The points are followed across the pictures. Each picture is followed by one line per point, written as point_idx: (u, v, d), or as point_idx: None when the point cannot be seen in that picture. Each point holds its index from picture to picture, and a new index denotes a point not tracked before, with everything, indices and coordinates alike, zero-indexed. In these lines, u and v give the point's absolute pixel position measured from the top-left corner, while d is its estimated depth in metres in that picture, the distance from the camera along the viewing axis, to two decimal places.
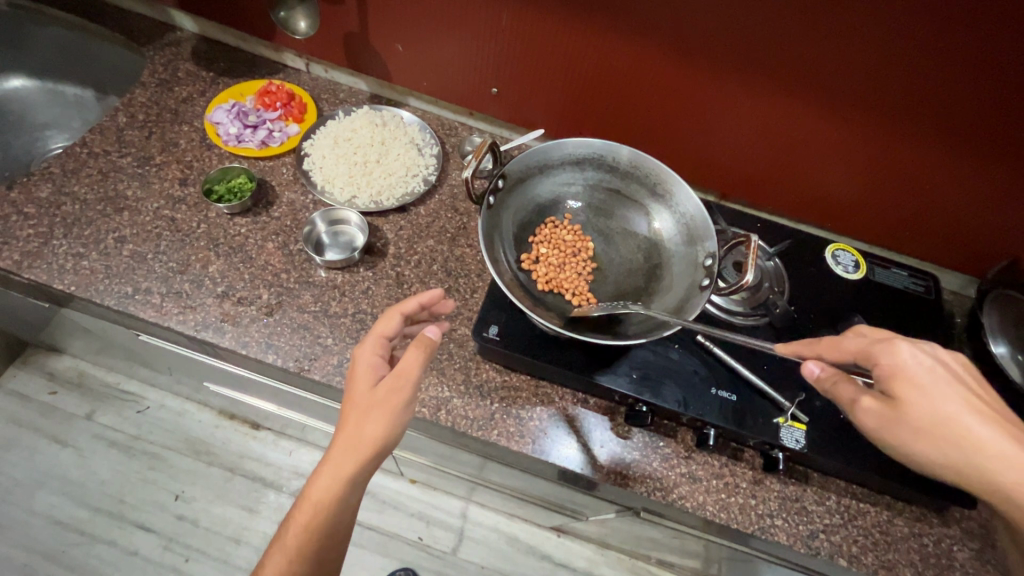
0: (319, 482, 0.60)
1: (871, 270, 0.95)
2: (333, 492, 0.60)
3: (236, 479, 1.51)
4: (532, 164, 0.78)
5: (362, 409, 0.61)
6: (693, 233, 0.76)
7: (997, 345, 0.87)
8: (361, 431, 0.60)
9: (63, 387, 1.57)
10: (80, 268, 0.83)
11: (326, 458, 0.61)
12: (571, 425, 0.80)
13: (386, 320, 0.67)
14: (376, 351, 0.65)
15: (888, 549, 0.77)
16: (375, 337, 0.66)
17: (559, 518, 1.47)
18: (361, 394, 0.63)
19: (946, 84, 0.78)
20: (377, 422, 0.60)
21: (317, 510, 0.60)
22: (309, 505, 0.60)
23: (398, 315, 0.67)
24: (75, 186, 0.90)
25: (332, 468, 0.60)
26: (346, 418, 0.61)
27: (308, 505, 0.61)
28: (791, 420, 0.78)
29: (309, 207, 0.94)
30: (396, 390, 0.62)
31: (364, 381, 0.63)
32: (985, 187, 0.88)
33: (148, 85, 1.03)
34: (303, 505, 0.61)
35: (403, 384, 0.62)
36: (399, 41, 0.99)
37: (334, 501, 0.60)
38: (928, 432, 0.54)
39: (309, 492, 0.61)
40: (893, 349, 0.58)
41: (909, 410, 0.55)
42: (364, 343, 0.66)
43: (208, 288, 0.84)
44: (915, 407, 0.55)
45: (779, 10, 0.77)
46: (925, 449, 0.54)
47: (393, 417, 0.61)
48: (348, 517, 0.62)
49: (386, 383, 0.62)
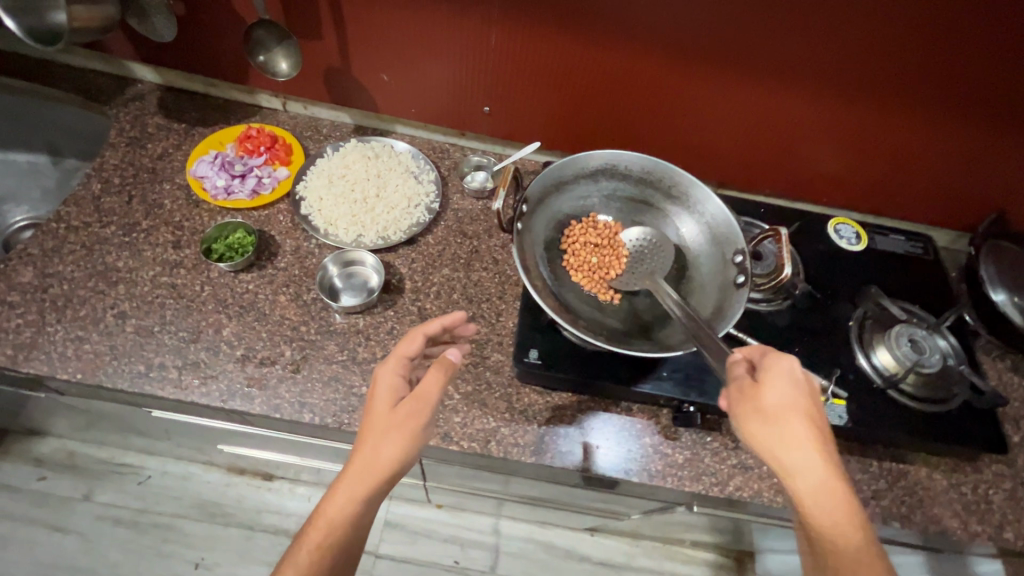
0: (333, 500, 0.58)
1: (872, 239, 0.99)
2: (349, 513, 0.57)
3: (257, 535, 1.45)
4: (550, 183, 0.78)
5: (380, 430, 0.60)
6: (716, 231, 0.78)
7: (997, 294, 0.92)
8: (379, 452, 0.59)
9: (53, 471, 1.47)
10: (83, 352, 0.77)
11: (342, 477, 0.59)
12: (620, 435, 0.81)
13: (408, 341, 0.66)
14: (397, 372, 0.64)
15: (932, 504, 0.81)
16: (397, 358, 0.65)
17: (593, 518, 1.48)
18: (381, 414, 0.61)
19: (943, 53, 0.80)
20: (394, 443, 0.59)
21: (329, 533, 0.57)
22: (322, 524, 0.57)
23: (421, 336, 0.67)
24: (59, 264, 0.84)
25: (347, 487, 0.58)
26: (363, 440, 0.60)
27: (320, 524, 0.58)
28: (832, 397, 0.80)
29: (315, 252, 0.91)
30: (416, 410, 0.60)
31: (384, 401, 0.62)
32: (967, 147, 0.93)
33: (118, 145, 0.97)
34: (314, 525, 0.58)
35: (423, 406, 0.61)
36: (385, 71, 0.96)
37: (348, 523, 0.58)
38: (796, 449, 0.54)
39: (322, 509, 0.58)
40: (792, 371, 0.57)
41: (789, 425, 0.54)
42: (385, 363, 0.65)
43: (226, 353, 0.80)
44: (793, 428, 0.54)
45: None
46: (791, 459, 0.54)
47: (414, 437, 0.60)
48: (360, 540, 0.60)
49: (406, 403, 0.61)
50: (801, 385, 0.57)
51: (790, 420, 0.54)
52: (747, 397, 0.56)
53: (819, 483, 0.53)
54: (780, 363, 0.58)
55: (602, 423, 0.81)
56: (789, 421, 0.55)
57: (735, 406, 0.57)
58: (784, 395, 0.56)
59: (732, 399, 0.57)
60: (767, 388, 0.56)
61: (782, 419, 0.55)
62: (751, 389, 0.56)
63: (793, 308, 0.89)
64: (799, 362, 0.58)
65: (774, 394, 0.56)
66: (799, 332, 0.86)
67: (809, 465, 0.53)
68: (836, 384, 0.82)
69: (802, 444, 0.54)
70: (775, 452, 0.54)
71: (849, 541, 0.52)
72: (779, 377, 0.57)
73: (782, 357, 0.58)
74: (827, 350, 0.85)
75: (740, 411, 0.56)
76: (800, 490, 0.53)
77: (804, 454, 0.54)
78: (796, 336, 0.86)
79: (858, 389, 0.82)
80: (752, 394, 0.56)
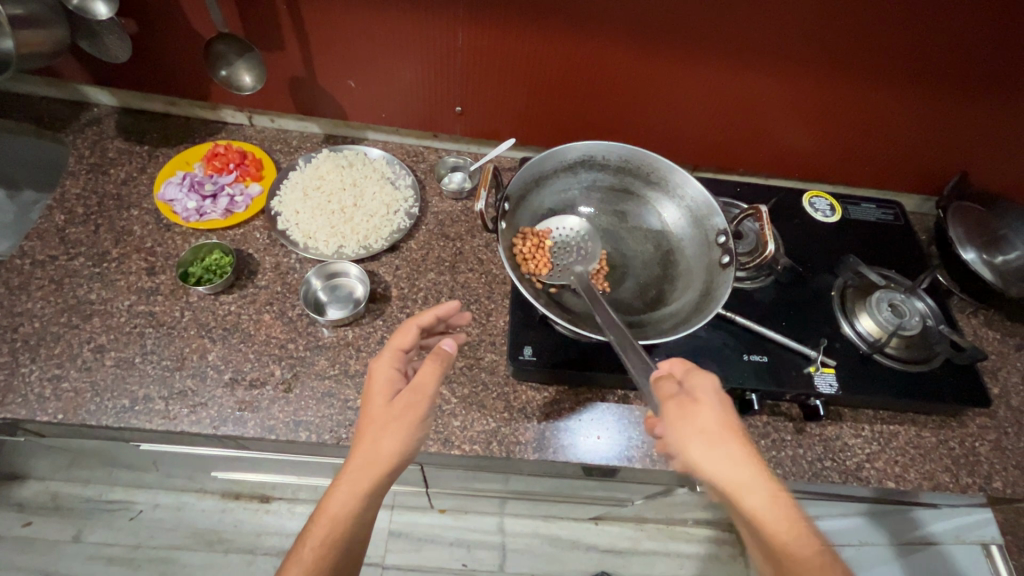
0: (335, 494, 0.57)
1: (845, 210, 1.01)
2: (351, 507, 0.57)
3: (259, 558, 1.43)
4: (530, 178, 0.78)
5: (379, 423, 0.60)
6: (698, 213, 0.78)
7: (967, 252, 0.96)
8: (379, 444, 0.58)
9: (38, 514, 1.42)
10: (61, 391, 0.74)
11: (344, 471, 0.58)
12: (620, 424, 0.81)
13: (402, 334, 0.66)
14: (394, 365, 0.64)
15: (924, 461, 0.84)
16: (392, 350, 0.65)
17: (596, 507, 1.49)
18: (379, 408, 0.61)
19: (906, 18, 0.82)
20: (394, 435, 0.59)
21: (333, 527, 0.56)
22: (325, 520, 0.57)
23: (415, 327, 0.66)
24: (28, 302, 0.81)
25: (349, 481, 0.58)
26: (363, 434, 0.60)
27: (323, 520, 0.57)
28: (821, 366, 0.82)
29: (296, 267, 0.89)
30: (414, 402, 0.60)
31: (381, 394, 0.62)
32: (928, 111, 0.95)
33: (78, 173, 0.94)
34: (317, 521, 0.57)
35: (420, 397, 0.61)
36: (351, 77, 0.95)
37: (351, 517, 0.57)
38: (730, 461, 0.54)
39: (325, 504, 0.57)
40: (706, 386, 0.60)
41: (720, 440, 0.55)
42: (381, 356, 0.64)
43: (214, 378, 0.78)
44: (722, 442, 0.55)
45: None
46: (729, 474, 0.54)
47: (414, 429, 0.60)
48: (365, 534, 0.59)
49: (404, 395, 0.61)
50: (723, 399, 0.60)
51: (719, 434, 0.56)
52: (683, 416, 0.57)
53: (760, 490, 0.53)
54: (702, 379, 0.61)
55: (602, 413, 0.82)
56: (723, 433, 0.56)
57: (671, 425, 0.57)
58: (713, 408, 0.57)
59: (667, 420, 0.57)
60: (697, 403, 0.58)
61: (714, 435, 0.56)
62: (687, 407, 0.57)
63: (776, 283, 0.90)
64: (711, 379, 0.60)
65: (704, 412, 0.57)
66: (785, 306, 0.88)
67: (748, 478, 0.54)
68: (824, 354, 0.83)
69: (733, 459, 0.55)
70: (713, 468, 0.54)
71: (802, 551, 0.51)
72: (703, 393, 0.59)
73: (702, 373, 0.61)
74: (813, 322, 0.87)
75: (675, 431, 0.56)
76: (745, 505, 0.53)
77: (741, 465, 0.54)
78: (783, 310, 0.88)
79: (845, 357, 0.84)
80: (687, 412, 0.57)
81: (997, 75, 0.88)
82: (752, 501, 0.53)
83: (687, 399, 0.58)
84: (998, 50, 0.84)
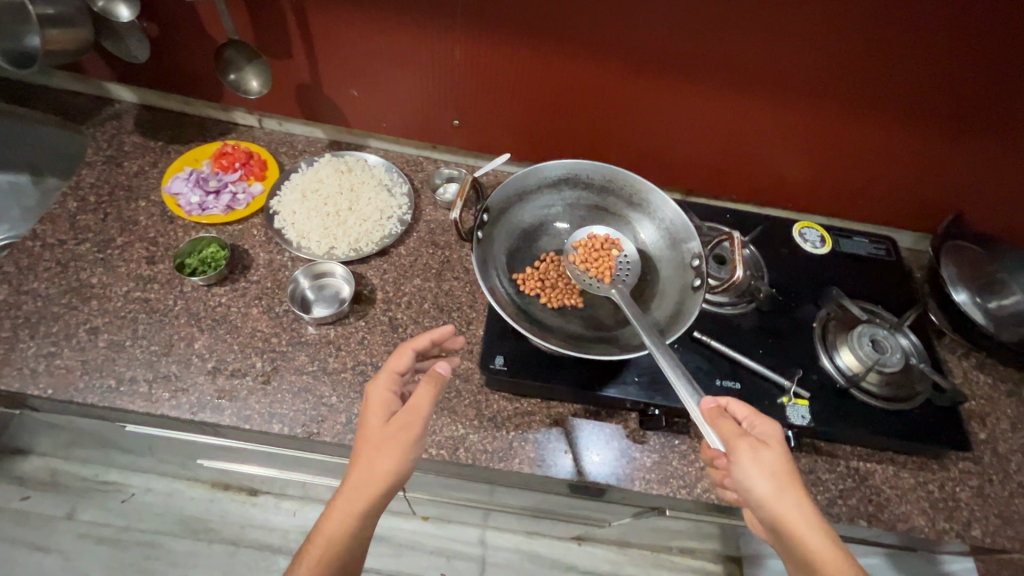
0: (332, 515, 0.60)
1: (836, 242, 1.01)
2: (347, 527, 0.60)
3: (241, 551, 1.45)
4: (512, 193, 0.80)
5: (374, 444, 0.61)
6: (675, 236, 0.80)
7: (959, 293, 0.95)
8: (374, 466, 0.60)
9: (36, 489, 1.46)
10: (54, 367, 0.78)
11: (339, 492, 0.61)
12: (588, 440, 0.81)
13: (397, 357, 0.68)
14: (389, 388, 0.66)
15: (900, 502, 0.82)
16: (387, 373, 0.66)
17: (578, 527, 1.47)
18: (375, 429, 0.63)
19: (900, 53, 0.82)
20: (388, 457, 0.60)
21: (329, 547, 0.59)
22: (321, 540, 0.60)
23: (410, 351, 0.68)
24: (34, 282, 0.85)
25: (345, 501, 0.60)
26: (359, 456, 0.61)
27: (319, 540, 0.60)
28: (795, 398, 0.81)
29: (288, 265, 0.92)
30: (409, 424, 0.62)
31: (376, 416, 0.64)
32: (923, 147, 0.95)
33: (94, 164, 0.99)
34: (314, 540, 0.60)
35: (415, 418, 0.62)
36: (354, 87, 0.99)
37: (348, 536, 0.60)
38: (793, 500, 0.57)
39: (323, 524, 0.60)
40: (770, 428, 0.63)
41: (786, 482, 0.58)
42: (376, 379, 0.66)
43: (198, 365, 0.81)
44: (788, 484, 0.58)
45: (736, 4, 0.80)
46: (792, 512, 0.57)
47: (407, 451, 0.61)
48: (360, 549, 0.62)
49: (398, 417, 0.62)
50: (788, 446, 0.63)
51: (785, 477, 0.58)
52: (755, 453, 0.59)
53: (818, 531, 0.56)
54: (768, 426, 0.64)
55: (573, 429, 0.82)
56: (789, 475, 0.59)
57: (741, 462, 0.59)
58: (782, 452, 0.60)
59: (736, 456, 0.60)
60: (767, 446, 0.61)
61: (780, 477, 0.58)
62: (756, 446, 0.60)
63: (757, 311, 0.90)
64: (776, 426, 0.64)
65: (771, 453, 0.60)
66: (764, 335, 0.88)
67: (808, 520, 0.56)
68: (799, 385, 0.83)
69: (797, 501, 0.57)
70: (781, 507, 0.57)
71: None
72: (771, 439, 0.63)
73: (768, 421, 0.65)
74: (792, 351, 0.87)
75: (742, 468, 0.59)
76: (803, 540, 0.56)
77: (806, 508, 0.57)
78: (761, 338, 0.88)
79: (821, 389, 0.83)
80: (756, 453, 0.59)
81: (993, 113, 0.88)
82: (808, 537, 0.56)
83: (757, 440, 0.61)
84: (994, 90, 0.84)
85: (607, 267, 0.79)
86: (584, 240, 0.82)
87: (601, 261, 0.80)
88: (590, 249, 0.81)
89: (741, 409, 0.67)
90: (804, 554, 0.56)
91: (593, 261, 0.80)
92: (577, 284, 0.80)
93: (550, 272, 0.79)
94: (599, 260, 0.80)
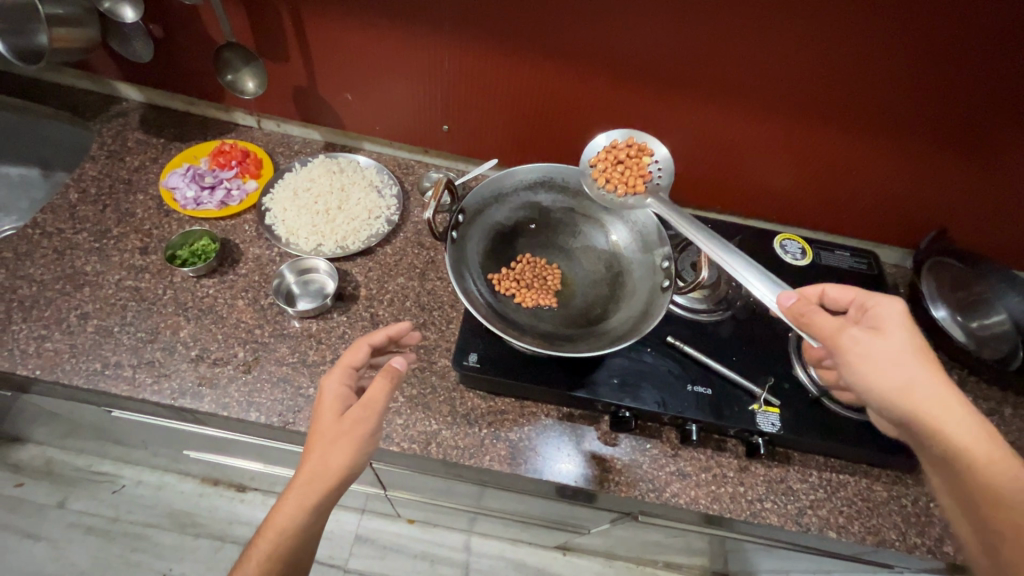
0: (282, 509, 0.58)
1: (817, 255, 1.03)
2: (298, 521, 0.58)
3: (226, 547, 1.45)
4: (489, 195, 0.85)
5: (327, 438, 0.60)
6: (647, 237, 0.84)
7: (938, 309, 0.97)
8: (328, 458, 0.59)
9: (31, 477, 1.49)
10: (43, 350, 0.81)
11: (291, 484, 0.59)
12: (560, 442, 0.82)
13: (353, 351, 0.67)
14: (343, 381, 0.65)
15: (872, 514, 0.80)
16: (343, 368, 0.66)
17: (563, 536, 1.45)
18: (328, 423, 0.62)
19: (882, 69, 0.83)
20: (343, 449, 0.59)
21: (280, 542, 0.57)
22: (272, 534, 0.58)
23: (365, 346, 0.67)
24: (31, 267, 0.89)
25: (297, 496, 0.58)
26: (312, 449, 0.60)
27: (270, 534, 0.58)
28: (765, 405, 0.82)
29: (275, 260, 0.95)
30: (363, 419, 0.61)
31: (330, 410, 0.63)
32: (906, 162, 0.96)
33: (98, 158, 1.03)
34: (265, 534, 0.58)
35: (370, 413, 0.61)
36: (348, 91, 1.03)
37: (299, 531, 0.58)
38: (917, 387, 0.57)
39: (273, 519, 0.58)
40: (884, 309, 0.63)
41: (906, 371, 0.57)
42: (331, 373, 0.65)
43: (181, 353, 0.83)
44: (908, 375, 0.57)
45: (717, 17, 0.81)
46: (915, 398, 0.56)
47: (362, 444, 0.61)
48: (314, 543, 0.61)
49: (353, 411, 0.61)
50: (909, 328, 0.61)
51: (903, 365, 0.58)
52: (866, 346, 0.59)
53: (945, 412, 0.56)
54: (885, 305, 0.63)
55: (547, 432, 0.83)
56: (909, 359, 0.58)
57: (849, 358, 0.59)
58: (895, 335, 0.60)
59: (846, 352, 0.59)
60: (880, 335, 0.60)
61: (901, 366, 0.58)
62: (867, 339, 0.59)
63: (733, 319, 0.92)
64: (897, 305, 0.63)
65: (885, 345, 0.59)
66: (739, 343, 0.89)
67: (932, 404, 0.56)
68: (771, 393, 0.83)
69: (923, 387, 0.57)
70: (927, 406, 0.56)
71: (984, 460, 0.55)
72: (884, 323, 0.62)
73: (884, 298, 0.64)
74: (766, 359, 0.87)
75: (861, 365, 0.58)
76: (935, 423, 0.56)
77: (933, 389, 0.57)
78: (736, 345, 0.89)
79: (793, 398, 0.83)
80: (865, 347, 0.59)
81: (976, 131, 0.88)
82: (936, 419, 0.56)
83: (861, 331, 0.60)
84: (983, 109, 0.84)
85: (635, 177, 0.81)
86: (600, 158, 0.84)
87: (629, 168, 0.81)
88: (611, 161, 0.83)
89: (841, 295, 0.71)
90: (954, 451, 0.56)
91: (618, 174, 0.82)
92: (552, 284, 0.84)
93: (526, 272, 0.83)
94: (625, 169, 0.81)
